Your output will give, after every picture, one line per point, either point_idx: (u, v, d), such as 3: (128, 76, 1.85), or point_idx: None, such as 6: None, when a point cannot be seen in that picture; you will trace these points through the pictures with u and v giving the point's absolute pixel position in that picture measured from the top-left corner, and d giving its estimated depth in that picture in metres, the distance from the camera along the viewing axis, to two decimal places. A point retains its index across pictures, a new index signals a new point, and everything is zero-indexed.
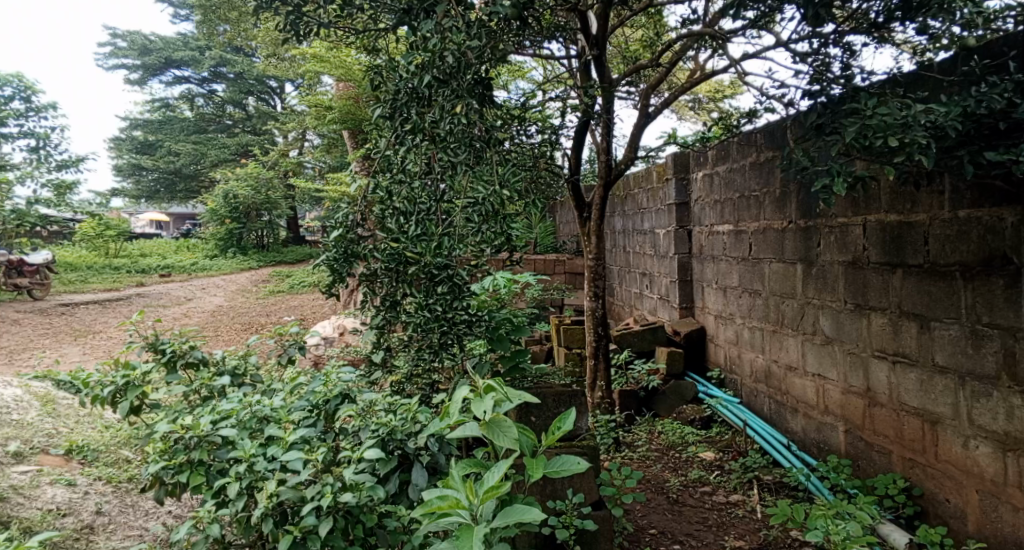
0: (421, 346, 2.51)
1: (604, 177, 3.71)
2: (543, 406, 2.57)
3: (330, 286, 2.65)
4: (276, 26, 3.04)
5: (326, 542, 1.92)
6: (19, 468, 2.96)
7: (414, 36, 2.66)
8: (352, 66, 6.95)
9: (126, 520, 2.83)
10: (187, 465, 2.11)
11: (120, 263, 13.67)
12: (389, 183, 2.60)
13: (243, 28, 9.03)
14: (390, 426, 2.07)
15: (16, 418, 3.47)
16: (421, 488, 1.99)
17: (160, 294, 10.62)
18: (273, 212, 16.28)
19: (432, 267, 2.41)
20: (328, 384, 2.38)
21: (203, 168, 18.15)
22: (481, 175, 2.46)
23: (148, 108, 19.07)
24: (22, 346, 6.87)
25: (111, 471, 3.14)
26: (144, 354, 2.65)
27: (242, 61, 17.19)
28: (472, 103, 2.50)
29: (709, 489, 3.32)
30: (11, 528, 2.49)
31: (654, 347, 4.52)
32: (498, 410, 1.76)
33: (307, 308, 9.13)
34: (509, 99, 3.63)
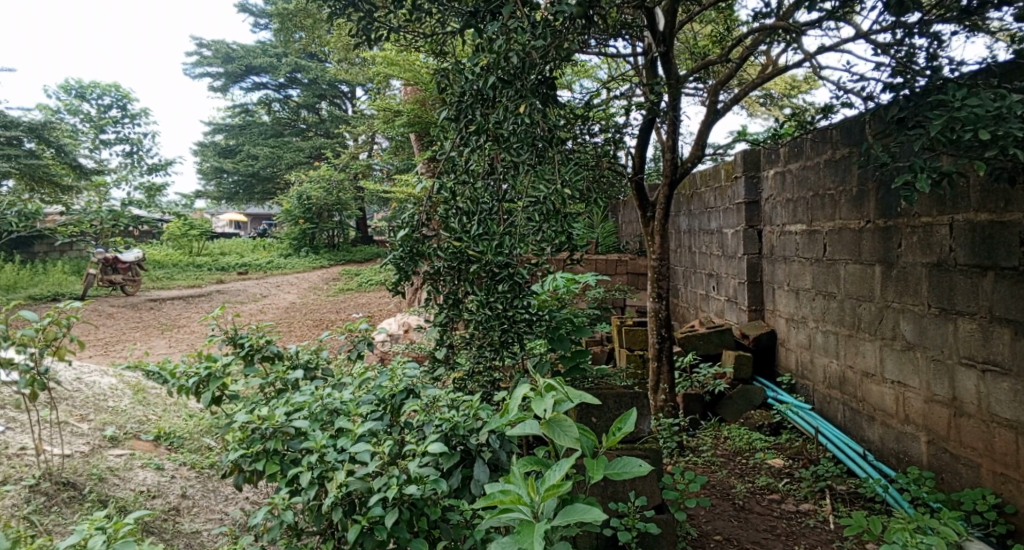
0: (482, 343, 2.56)
1: (669, 176, 3.66)
2: (604, 407, 2.60)
3: (396, 284, 2.75)
4: (348, 32, 3.16)
5: (393, 532, 1.99)
6: (115, 452, 3.19)
7: (480, 39, 2.72)
8: (420, 69, 7.11)
9: (208, 503, 3.01)
10: (264, 454, 2.21)
11: (202, 260, 14.42)
12: (453, 183, 2.66)
13: (318, 35, 9.38)
14: (453, 421, 2.12)
15: (111, 405, 3.74)
16: (483, 484, 2.03)
17: (239, 290, 11.17)
18: (343, 212, 16.82)
19: (494, 266, 2.46)
20: (393, 379, 2.46)
21: (279, 171, 18.94)
22: (543, 174, 2.48)
23: (229, 114, 20.04)
24: (116, 338, 7.37)
25: (194, 458, 3.34)
26: (225, 347, 2.81)
27: (316, 67, 17.85)
28: (535, 103, 2.53)
29: (778, 497, 3.23)
30: (108, 507, 2.69)
31: (721, 350, 4.43)
32: (559, 409, 1.76)
33: (373, 305, 9.40)
34: (573, 99, 3.64)
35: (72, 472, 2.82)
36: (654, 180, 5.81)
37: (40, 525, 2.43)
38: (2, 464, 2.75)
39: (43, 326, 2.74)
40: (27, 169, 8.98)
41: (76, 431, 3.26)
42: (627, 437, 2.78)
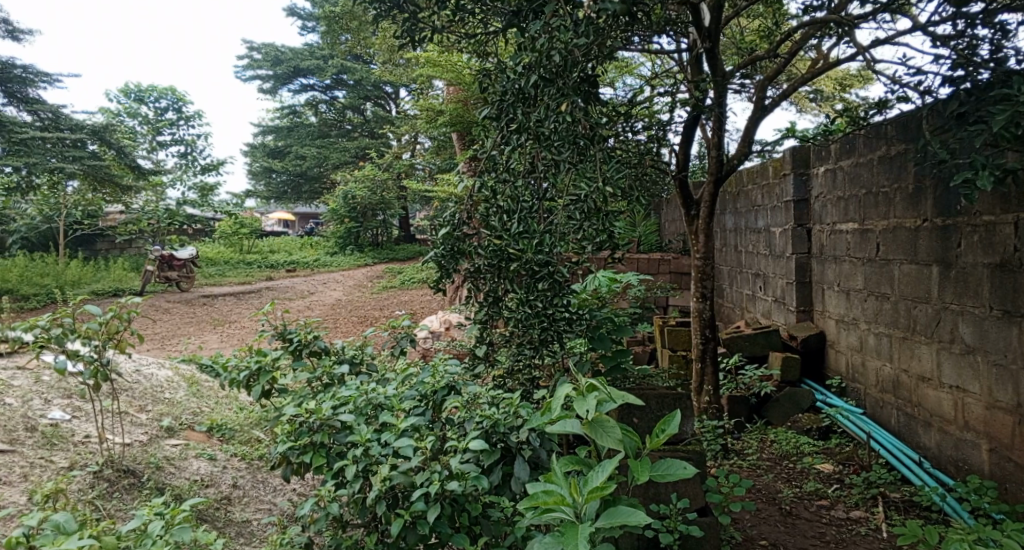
0: (522, 341, 2.55)
1: (714, 174, 3.60)
2: (646, 408, 2.59)
3: (438, 281, 2.78)
4: (393, 34, 3.20)
5: (435, 527, 2.01)
6: (170, 442, 3.31)
7: (523, 38, 2.72)
8: (462, 70, 7.16)
9: (257, 494, 3.10)
10: (311, 447, 2.25)
11: (252, 258, 14.83)
12: (494, 182, 2.67)
13: (363, 36, 9.54)
14: (494, 418, 2.13)
15: (168, 397, 3.89)
16: (523, 482, 2.04)
17: (286, 287, 11.45)
18: (387, 212, 17.07)
19: (534, 264, 2.44)
20: (435, 375, 2.50)
21: (326, 171, 19.35)
22: (585, 172, 2.48)
23: (278, 115, 20.55)
24: (171, 332, 7.64)
25: (245, 449, 3.44)
26: (273, 342, 2.89)
27: (361, 69, 18.19)
28: (577, 101, 2.52)
29: (827, 504, 3.15)
30: (164, 494, 2.79)
31: (768, 352, 4.34)
32: (601, 410, 1.75)
33: (416, 303, 9.51)
34: (616, 96, 3.60)
35: (132, 460, 2.94)
36: (698, 179, 5.72)
37: (103, 510, 2.55)
38: (68, 451, 2.89)
39: (106, 320, 2.87)
40: (90, 169, 9.36)
41: (135, 421, 3.41)
42: (668, 439, 2.81)
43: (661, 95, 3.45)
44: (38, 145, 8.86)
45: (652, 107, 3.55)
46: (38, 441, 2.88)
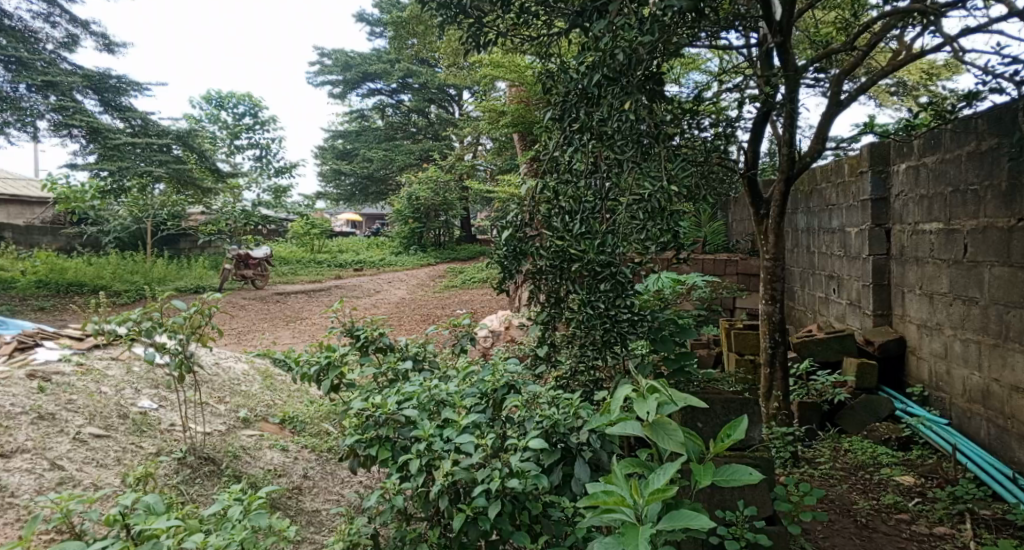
0: (584, 342, 2.56)
1: (786, 172, 3.48)
2: (711, 413, 2.54)
3: (500, 282, 2.80)
4: (458, 38, 3.25)
5: (496, 524, 2.05)
6: (247, 432, 3.48)
7: (587, 37, 2.72)
8: (525, 71, 7.19)
9: (326, 485, 3.22)
10: (377, 440, 2.32)
11: (322, 258, 15.33)
12: (556, 183, 2.69)
13: (428, 41, 9.69)
14: (554, 419, 2.15)
15: (244, 389, 4.08)
16: (584, 483, 2.05)
17: (353, 286, 11.76)
18: (449, 212, 17.30)
19: (595, 265, 2.44)
20: (495, 374, 2.53)
21: (392, 173, 19.80)
22: (649, 171, 2.45)
23: (347, 119, 21.15)
24: (247, 328, 7.98)
25: (315, 441, 3.58)
26: (341, 339, 2.98)
27: (426, 73, 18.52)
28: (642, 99, 2.50)
29: (907, 518, 3.01)
30: (241, 482, 2.94)
31: (842, 357, 4.19)
32: (662, 412, 1.74)
33: (477, 302, 9.60)
34: (681, 93, 3.54)
35: (212, 449, 3.10)
36: (769, 177, 5.55)
37: (187, 494, 2.70)
38: (156, 438, 3.08)
39: (190, 314, 3.04)
40: (175, 173, 9.94)
41: (215, 411, 3.60)
42: (734, 445, 2.73)
43: (729, 91, 3.37)
44: (130, 151, 9.42)
45: (720, 104, 3.48)
46: (130, 428, 3.08)
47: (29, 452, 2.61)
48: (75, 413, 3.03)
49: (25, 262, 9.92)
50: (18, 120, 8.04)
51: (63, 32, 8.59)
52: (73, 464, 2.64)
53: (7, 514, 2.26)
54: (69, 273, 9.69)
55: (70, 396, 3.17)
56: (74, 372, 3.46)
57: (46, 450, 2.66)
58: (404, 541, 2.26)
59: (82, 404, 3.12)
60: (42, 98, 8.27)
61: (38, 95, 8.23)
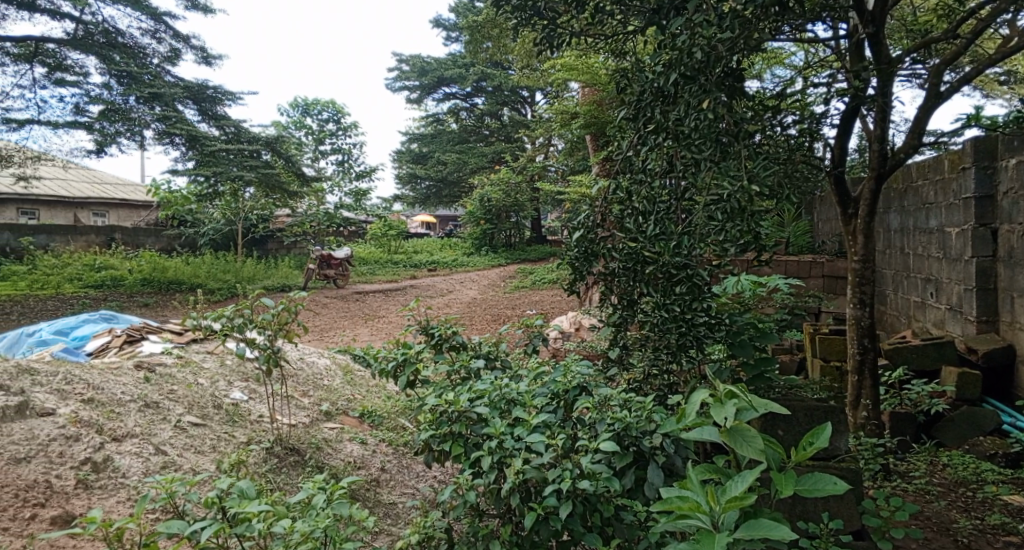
0: (658, 346, 2.55)
1: (877, 170, 3.32)
2: (792, 421, 2.52)
3: (571, 283, 2.81)
4: (532, 40, 3.27)
5: (568, 524, 2.07)
6: (328, 425, 3.66)
7: (663, 36, 2.69)
8: (599, 71, 7.16)
9: (403, 478, 3.33)
10: (450, 436, 2.37)
11: (398, 258, 15.77)
12: (630, 183, 2.71)
13: (502, 43, 9.77)
14: (626, 422, 2.15)
15: (327, 384, 4.28)
16: (657, 487, 2.04)
17: (428, 286, 12.05)
18: (520, 213, 17.46)
19: (671, 267, 2.41)
20: (566, 375, 2.56)
21: (465, 175, 20.15)
22: (728, 170, 2.39)
23: (423, 123, 21.66)
24: (329, 325, 8.32)
25: (392, 435, 3.71)
26: (417, 336, 3.07)
27: (500, 75, 18.72)
28: (720, 97, 2.43)
29: (1015, 541, 2.82)
30: (324, 472, 3.08)
31: (940, 366, 3.96)
32: (741, 418, 1.70)
33: (548, 303, 9.64)
34: (763, 89, 3.45)
35: (297, 439, 3.27)
36: (858, 175, 5.31)
37: (275, 482, 2.86)
38: (246, 428, 3.28)
39: (278, 311, 3.22)
40: (264, 177, 10.49)
41: (300, 404, 3.79)
42: (820, 455, 2.68)
43: (816, 86, 3.24)
44: (223, 156, 10.03)
45: (804, 100, 3.36)
46: (224, 418, 3.29)
47: (137, 437, 2.82)
48: (176, 403, 3.25)
49: (131, 261, 10.70)
50: (128, 130, 8.72)
51: (168, 47, 9.18)
52: (174, 450, 2.84)
53: (119, 493, 2.45)
54: (170, 271, 10.38)
55: (171, 387, 3.41)
56: (174, 364, 3.72)
57: (151, 436, 2.87)
58: (477, 537, 2.30)
59: (182, 394, 3.36)
60: (149, 109, 8.93)
61: (146, 106, 8.86)
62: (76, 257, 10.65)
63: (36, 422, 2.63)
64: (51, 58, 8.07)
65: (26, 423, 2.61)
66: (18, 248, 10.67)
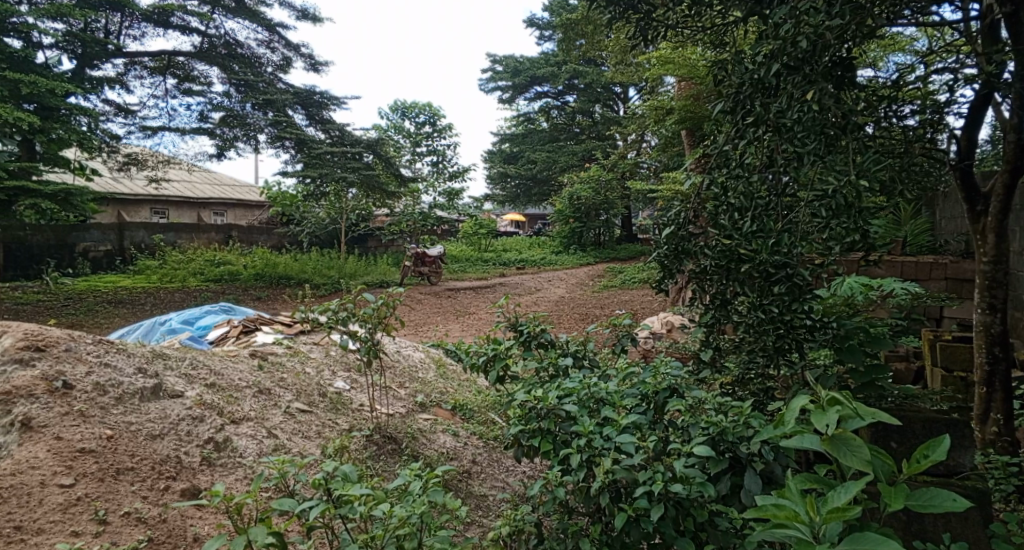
0: (754, 348, 2.48)
1: (1013, 163, 2.83)
2: (906, 433, 2.43)
3: (661, 281, 2.78)
4: (627, 35, 3.22)
5: (659, 526, 2.07)
6: (423, 416, 3.82)
7: (766, 25, 2.61)
8: (696, 64, 6.98)
9: (493, 471, 3.43)
10: (539, 432, 2.39)
11: (488, 256, 16.06)
12: (725, 178, 2.64)
13: (596, 39, 9.69)
14: (721, 426, 2.13)
15: (422, 376, 4.46)
16: (754, 494, 2.01)
17: (516, 283, 12.18)
18: (610, 212, 17.31)
19: (769, 265, 2.34)
20: (657, 377, 2.54)
21: (555, 174, 20.18)
22: (834, 165, 2.29)
23: (514, 122, 21.87)
24: (424, 320, 8.62)
25: (482, 429, 3.82)
26: (507, 333, 3.12)
27: (592, 73, 18.60)
28: (826, 88, 2.34)
29: None
30: (419, 461, 3.23)
31: None
32: (845, 426, 1.63)
33: (638, 302, 9.51)
34: (878, 76, 3.19)
35: (395, 429, 3.43)
36: (992, 169, 4.90)
37: (374, 468, 3.02)
38: (348, 416, 3.48)
39: (378, 306, 3.37)
40: (365, 179, 10.91)
41: (397, 395, 3.97)
42: (940, 471, 2.52)
43: (940, 72, 2.92)
44: (329, 159, 10.49)
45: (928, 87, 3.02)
46: (327, 406, 3.51)
47: (252, 420, 3.05)
48: (286, 390, 3.50)
49: (245, 257, 11.49)
50: (245, 134, 9.34)
51: (280, 56, 9.75)
52: (284, 434, 3.06)
53: (238, 471, 2.68)
54: (280, 267, 11.05)
55: (282, 374, 3.66)
56: (285, 353, 3.99)
57: (264, 420, 3.10)
58: (566, 534, 2.33)
59: (291, 382, 3.59)
60: (263, 115, 9.57)
61: (260, 112, 9.51)
62: (198, 252, 11.57)
63: (167, 402, 2.89)
64: (181, 70, 8.84)
65: (159, 404, 2.86)
66: (150, 244, 11.76)
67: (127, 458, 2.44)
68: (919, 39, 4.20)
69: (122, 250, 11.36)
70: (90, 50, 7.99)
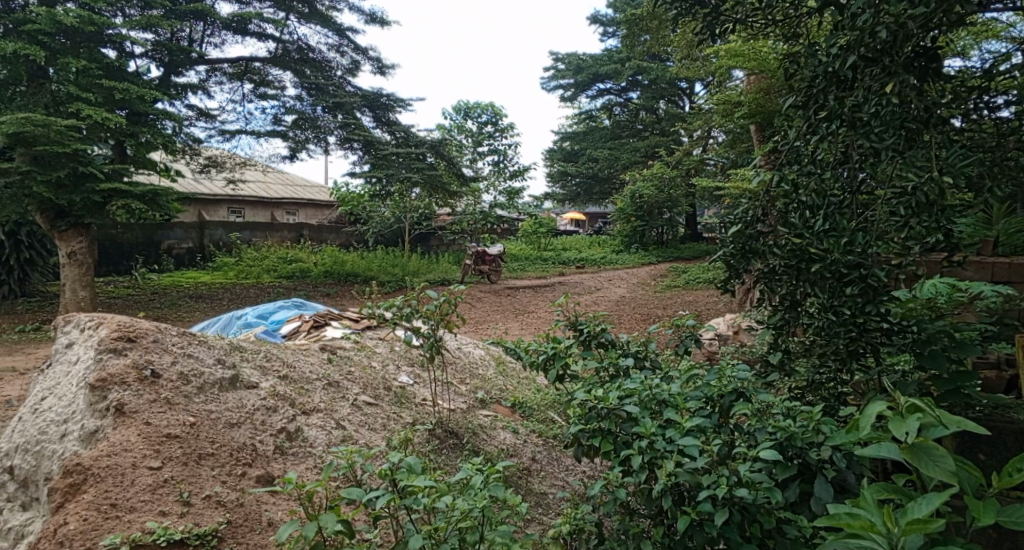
0: (825, 351, 2.39)
1: None
2: (992, 444, 2.31)
3: (726, 281, 2.69)
4: (693, 29, 3.16)
5: (724, 532, 2.04)
6: (483, 412, 3.87)
7: (840, 16, 2.51)
8: (767, 57, 6.76)
9: (553, 470, 3.45)
10: (600, 431, 2.38)
11: (548, 255, 16.09)
12: (796, 175, 2.56)
13: (662, 35, 9.55)
14: (790, 431, 2.07)
15: (483, 373, 4.52)
16: (825, 503, 1.96)
17: (576, 282, 12.16)
18: (674, 210, 17.03)
19: (842, 265, 2.26)
20: (722, 379, 2.49)
21: (617, 172, 19.98)
22: (913, 161, 2.22)
23: (576, 120, 21.78)
24: (483, 318, 8.70)
25: (542, 427, 3.84)
26: (566, 332, 3.12)
27: (657, 69, 18.35)
28: (908, 80, 2.26)
29: None
30: (480, 456, 3.28)
31: None
32: (926, 435, 1.55)
33: (702, 303, 9.34)
34: (967, 66, 3.00)
35: (456, 424, 3.49)
36: None
37: (437, 461, 3.08)
38: (412, 410, 3.57)
39: (441, 302, 3.42)
40: (428, 178, 11.04)
41: (459, 391, 4.04)
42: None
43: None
44: (394, 160, 10.66)
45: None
46: (392, 399, 3.60)
47: (322, 411, 3.17)
48: (353, 382, 3.61)
49: (315, 255, 11.88)
50: (316, 137, 9.72)
51: (350, 59, 10.02)
52: (352, 426, 3.16)
53: (308, 460, 2.79)
54: (347, 264, 11.39)
55: (350, 367, 3.79)
56: (352, 347, 4.12)
57: (333, 411, 3.21)
58: (627, 535, 2.32)
59: (358, 375, 3.71)
60: (333, 117, 9.87)
61: (330, 114, 9.82)
62: (271, 250, 12.05)
63: (243, 393, 3.03)
64: (257, 75, 9.22)
65: (236, 394, 3.00)
66: (228, 241, 12.32)
67: (208, 444, 2.58)
68: (1016, 25, 3.92)
69: (202, 248, 11.94)
70: (175, 58, 8.44)
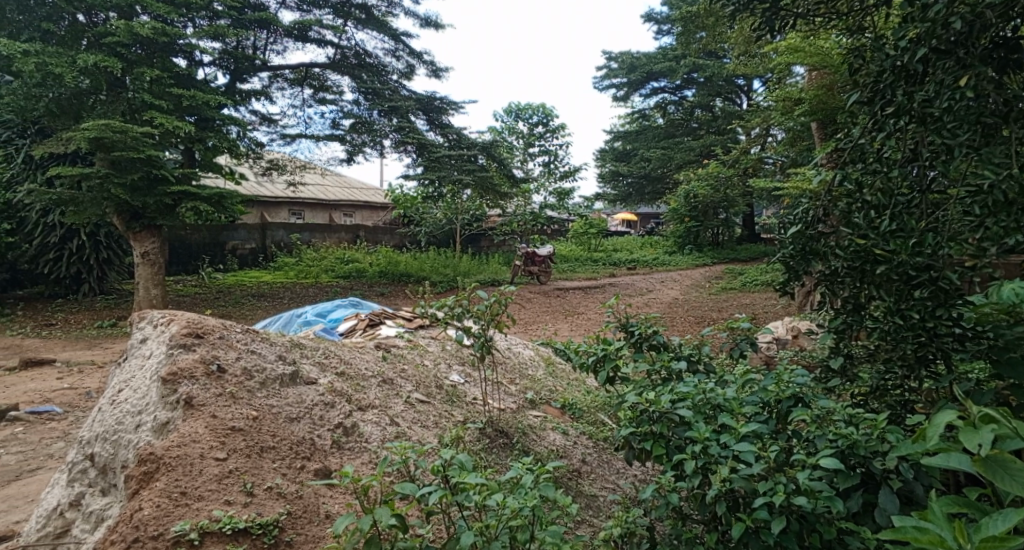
0: (890, 356, 2.30)
1: None
2: None
3: (784, 283, 2.61)
4: (750, 26, 3.08)
5: (781, 540, 1.98)
6: (533, 413, 3.89)
7: (909, 8, 2.41)
8: (830, 52, 6.56)
9: (603, 472, 3.43)
10: (651, 435, 2.36)
11: (598, 256, 16.00)
12: (860, 174, 2.48)
13: (718, 32, 9.38)
14: (853, 439, 2.00)
15: (532, 373, 4.53)
16: (890, 515, 1.90)
17: (628, 284, 12.05)
18: (729, 210, 16.70)
19: (910, 267, 2.18)
20: (779, 384, 2.43)
21: (670, 171, 19.71)
22: (990, 158, 2.15)
23: (629, 120, 21.57)
24: (533, 319, 8.72)
25: (592, 429, 3.82)
26: (617, 333, 3.09)
27: (714, 66, 18.03)
28: (984, 73, 2.18)
29: None
30: (530, 456, 3.30)
31: None
32: (1001, 446, 1.48)
33: (758, 306, 9.13)
34: None
35: (507, 423, 3.51)
36: None
37: (488, 460, 3.12)
38: (463, 408, 3.61)
39: (492, 302, 3.45)
40: (480, 180, 11.11)
41: (508, 391, 4.07)
42: None
43: None
44: (447, 162, 10.76)
45: None
46: (444, 397, 3.65)
47: (376, 408, 3.24)
48: (406, 380, 3.68)
49: (370, 255, 12.14)
50: (372, 140, 9.95)
51: (404, 63, 10.20)
52: (405, 423, 3.22)
53: (364, 455, 2.86)
54: (400, 264, 11.59)
55: (403, 365, 3.86)
56: (405, 345, 4.20)
57: (388, 408, 3.28)
58: (680, 540, 2.29)
59: (411, 373, 3.78)
60: (388, 121, 10.06)
61: (385, 118, 10.02)
62: (328, 250, 12.37)
63: (303, 388, 3.12)
64: (316, 80, 9.47)
65: (296, 389, 3.09)
66: (287, 242, 12.71)
67: (269, 438, 2.67)
68: None
69: (263, 248, 12.36)
70: (240, 65, 8.76)
